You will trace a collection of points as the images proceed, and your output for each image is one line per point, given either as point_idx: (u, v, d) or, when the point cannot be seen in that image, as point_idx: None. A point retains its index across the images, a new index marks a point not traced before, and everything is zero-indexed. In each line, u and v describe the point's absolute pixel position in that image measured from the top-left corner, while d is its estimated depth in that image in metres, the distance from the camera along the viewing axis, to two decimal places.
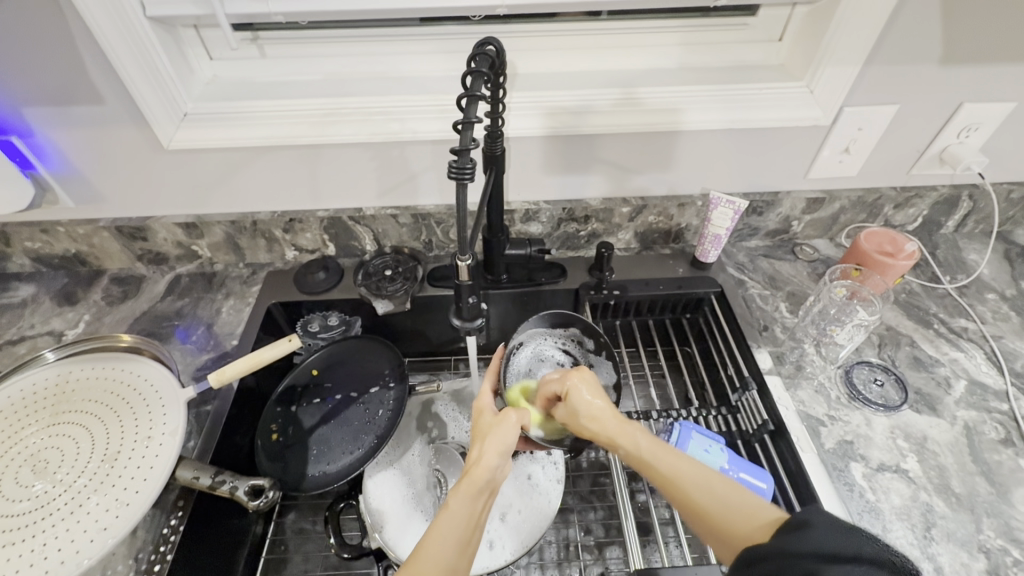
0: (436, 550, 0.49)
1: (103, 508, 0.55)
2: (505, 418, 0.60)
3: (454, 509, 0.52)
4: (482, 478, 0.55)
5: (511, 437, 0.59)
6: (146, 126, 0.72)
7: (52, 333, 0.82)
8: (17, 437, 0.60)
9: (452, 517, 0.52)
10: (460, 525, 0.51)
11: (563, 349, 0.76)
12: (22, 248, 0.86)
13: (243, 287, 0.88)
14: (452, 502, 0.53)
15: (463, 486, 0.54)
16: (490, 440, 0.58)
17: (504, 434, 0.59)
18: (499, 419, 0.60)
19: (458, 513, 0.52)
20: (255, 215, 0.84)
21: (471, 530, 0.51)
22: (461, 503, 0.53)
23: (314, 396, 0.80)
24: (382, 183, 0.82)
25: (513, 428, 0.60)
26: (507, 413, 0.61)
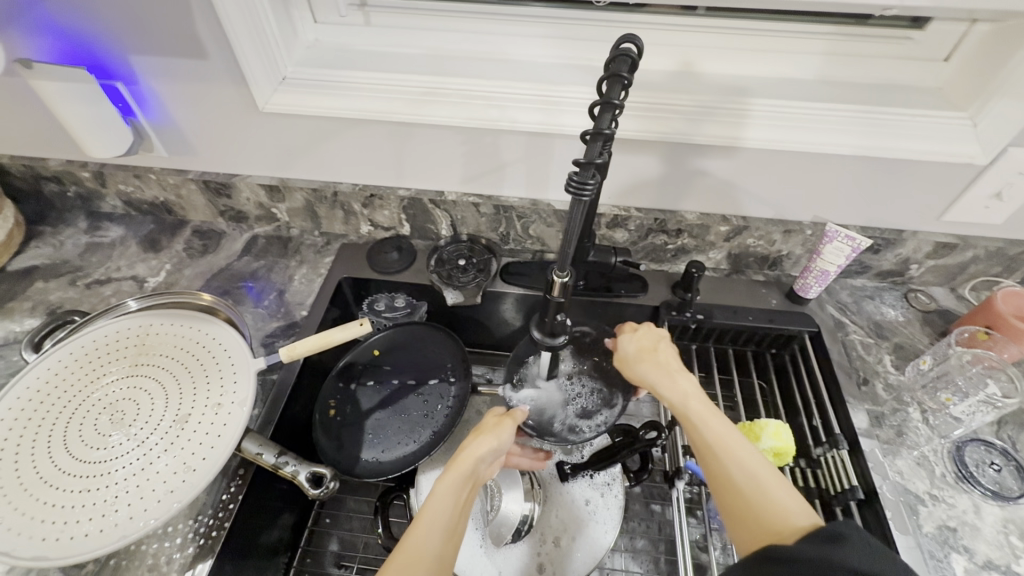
0: (423, 536, 0.49)
1: (171, 471, 0.56)
2: (504, 420, 0.61)
3: (439, 498, 0.53)
4: (470, 468, 0.55)
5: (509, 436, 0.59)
6: (244, 85, 0.71)
7: (136, 279, 0.84)
8: (101, 383, 0.62)
9: (441, 501, 0.52)
10: (448, 513, 0.52)
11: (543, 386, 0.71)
12: (116, 190, 0.88)
13: (316, 257, 0.88)
14: (438, 490, 0.53)
15: (452, 478, 0.54)
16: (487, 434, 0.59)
17: (500, 432, 0.59)
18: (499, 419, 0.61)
19: (444, 500, 0.53)
20: (337, 186, 0.83)
21: (455, 516, 0.52)
22: (447, 495, 0.53)
23: (372, 377, 0.80)
24: (469, 169, 0.78)
25: (506, 426, 0.60)
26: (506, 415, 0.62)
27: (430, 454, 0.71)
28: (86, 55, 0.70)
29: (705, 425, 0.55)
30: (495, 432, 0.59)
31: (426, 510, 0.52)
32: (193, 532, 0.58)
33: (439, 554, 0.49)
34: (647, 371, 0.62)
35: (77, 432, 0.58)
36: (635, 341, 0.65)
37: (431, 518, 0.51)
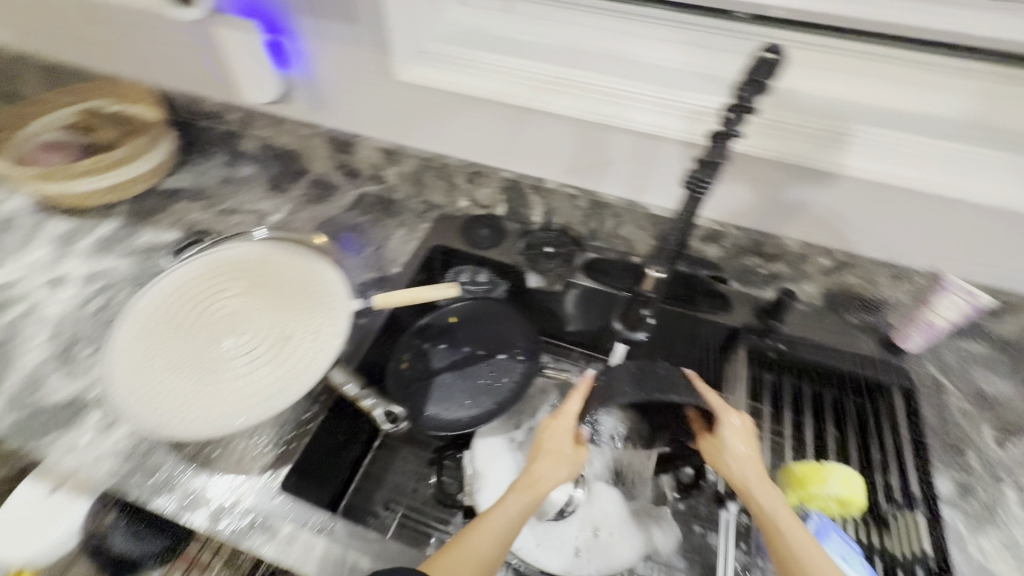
0: (485, 543, 0.53)
1: (270, 382, 0.63)
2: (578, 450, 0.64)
3: (508, 509, 0.57)
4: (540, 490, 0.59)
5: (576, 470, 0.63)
6: (385, 52, 0.77)
7: (258, 213, 0.94)
8: (223, 296, 0.71)
9: (506, 513, 0.56)
10: (510, 525, 0.56)
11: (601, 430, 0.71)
12: (255, 133, 0.99)
13: (415, 221, 0.94)
14: (509, 501, 0.58)
15: (526, 494, 0.58)
16: (558, 460, 0.62)
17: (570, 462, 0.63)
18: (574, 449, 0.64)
19: (511, 513, 0.57)
20: (446, 158, 0.88)
21: (515, 530, 0.56)
22: (516, 508, 0.57)
23: (445, 340, 0.84)
24: (574, 161, 0.81)
25: (581, 458, 0.64)
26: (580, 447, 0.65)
27: (493, 420, 0.75)
28: (261, 11, 0.79)
29: (792, 534, 0.53)
30: (569, 462, 0.63)
31: (493, 515, 0.56)
32: (276, 438, 0.65)
33: (494, 562, 0.53)
34: (745, 470, 0.59)
35: (202, 334, 0.67)
36: (739, 435, 0.62)
37: (497, 527, 0.55)
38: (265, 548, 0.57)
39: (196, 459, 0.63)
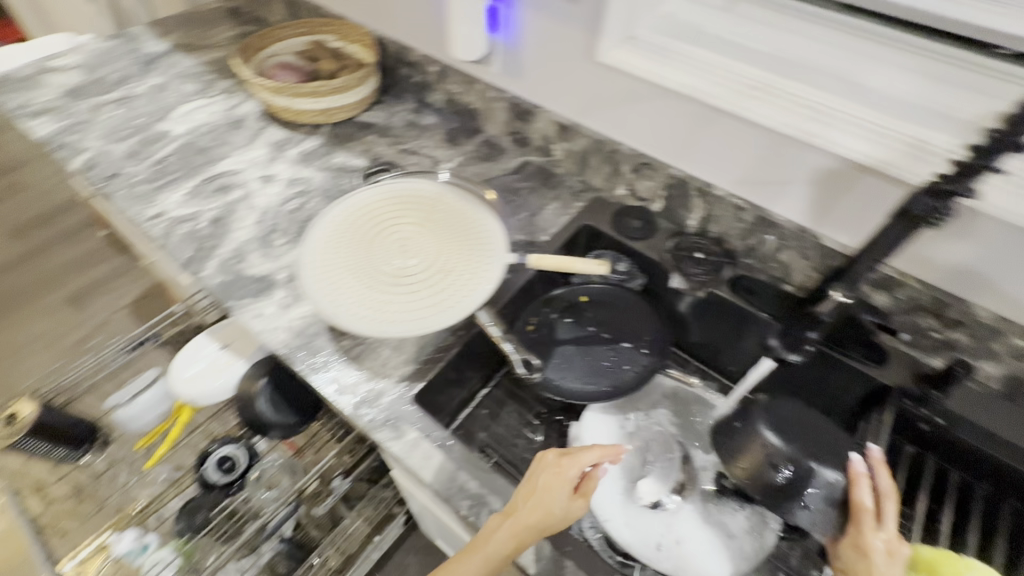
0: None
1: (427, 305, 0.70)
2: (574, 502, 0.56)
3: (482, 556, 0.54)
4: (517, 541, 0.54)
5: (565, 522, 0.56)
6: (594, 32, 0.81)
7: (433, 158, 1.03)
8: (399, 221, 0.78)
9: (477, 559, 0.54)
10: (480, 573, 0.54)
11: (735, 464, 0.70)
12: (446, 88, 1.08)
13: (570, 198, 0.97)
14: (488, 546, 0.55)
15: (502, 544, 0.54)
16: (542, 510, 0.55)
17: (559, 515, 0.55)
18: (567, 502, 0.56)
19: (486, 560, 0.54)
20: (618, 144, 0.90)
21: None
22: (493, 557, 0.54)
23: (572, 315, 0.86)
24: (752, 173, 0.79)
25: (574, 513, 0.56)
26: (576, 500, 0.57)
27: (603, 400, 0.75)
28: None
29: None
30: (558, 516, 0.55)
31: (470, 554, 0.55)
32: (415, 355, 0.72)
33: None
34: None
35: (377, 251, 0.75)
36: (878, 553, 0.52)
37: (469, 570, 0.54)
38: (393, 444, 0.64)
39: (349, 352, 0.72)
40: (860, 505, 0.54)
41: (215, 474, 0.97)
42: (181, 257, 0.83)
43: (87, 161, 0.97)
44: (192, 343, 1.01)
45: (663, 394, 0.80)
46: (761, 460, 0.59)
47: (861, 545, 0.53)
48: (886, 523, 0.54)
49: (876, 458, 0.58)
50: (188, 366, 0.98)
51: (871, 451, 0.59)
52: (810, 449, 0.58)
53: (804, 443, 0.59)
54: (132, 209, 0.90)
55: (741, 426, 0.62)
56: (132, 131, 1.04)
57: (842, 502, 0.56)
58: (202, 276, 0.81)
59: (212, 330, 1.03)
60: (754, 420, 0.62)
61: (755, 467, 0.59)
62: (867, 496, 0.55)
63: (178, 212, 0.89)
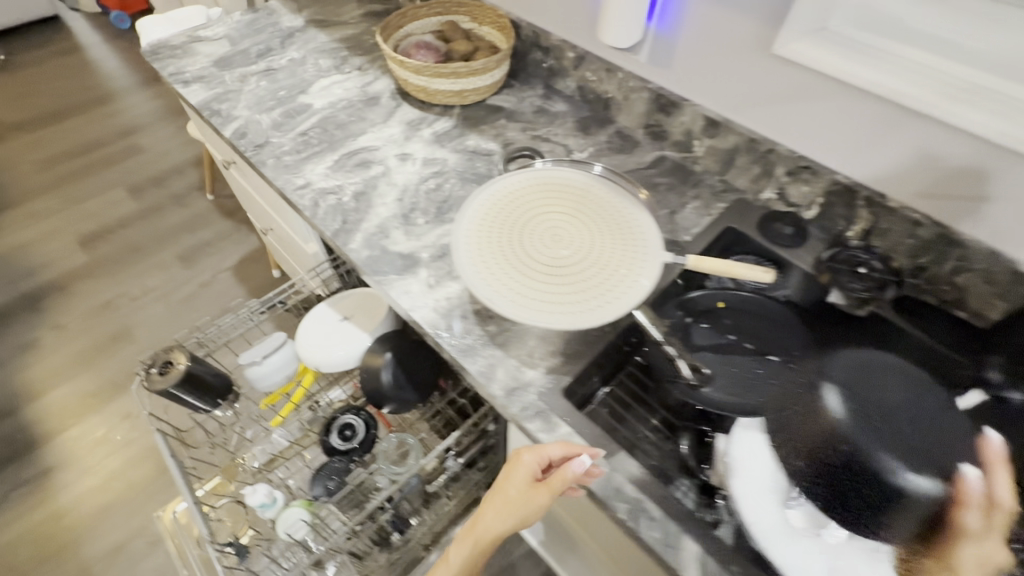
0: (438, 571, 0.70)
1: (583, 299, 0.69)
2: (534, 495, 0.62)
3: (457, 550, 0.69)
4: (479, 536, 0.66)
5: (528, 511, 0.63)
6: (772, 23, 0.75)
7: (566, 147, 1.01)
8: (549, 209, 0.78)
9: (458, 551, 0.69)
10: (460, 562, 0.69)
11: None
12: (581, 75, 1.05)
13: (711, 197, 0.93)
14: (455, 548, 0.69)
15: (466, 543, 0.68)
16: (502, 504, 0.65)
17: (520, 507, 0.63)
18: (526, 496, 0.63)
19: (459, 555, 0.68)
20: (775, 144, 0.85)
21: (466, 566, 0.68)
22: (461, 553, 0.68)
23: (708, 321, 0.82)
24: (939, 184, 0.72)
25: (535, 502, 0.62)
26: (536, 493, 0.62)
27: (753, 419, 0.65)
28: None
29: None
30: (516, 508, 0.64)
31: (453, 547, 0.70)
32: (562, 348, 0.71)
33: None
34: None
35: (529, 238, 0.75)
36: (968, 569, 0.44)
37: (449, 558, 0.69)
38: (545, 437, 0.64)
39: (495, 338, 0.72)
40: (962, 523, 0.45)
41: (339, 443, 0.94)
42: (328, 228, 0.85)
43: (237, 130, 1.01)
44: (314, 313, 1.05)
45: None
46: (813, 435, 0.52)
47: (941, 555, 0.45)
48: (988, 537, 0.45)
49: (994, 456, 0.48)
50: (312, 333, 1.01)
51: (986, 446, 0.48)
52: (885, 440, 0.48)
53: (867, 415, 0.50)
54: (281, 178, 0.93)
55: (806, 394, 0.55)
56: (276, 102, 1.07)
57: (934, 515, 0.46)
58: (348, 249, 0.83)
59: (330, 301, 1.07)
60: (822, 378, 0.54)
61: (801, 453, 0.53)
62: (974, 521, 0.45)
63: (322, 184, 0.92)
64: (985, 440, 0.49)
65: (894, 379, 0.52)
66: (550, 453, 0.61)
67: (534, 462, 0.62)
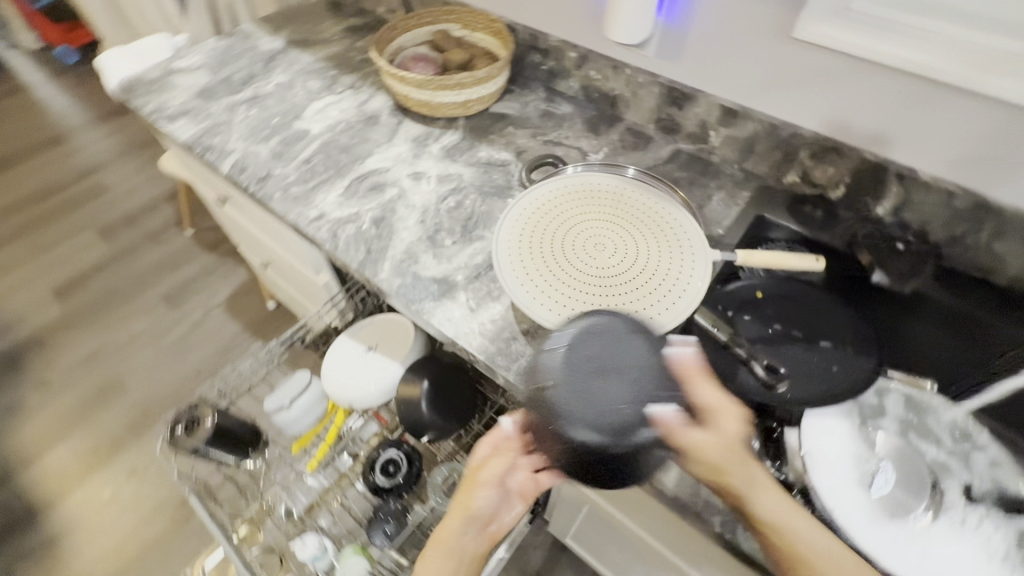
0: None
1: (640, 306, 0.67)
2: (489, 468, 0.64)
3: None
4: (442, 548, 0.64)
5: (488, 491, 0.64)
6: (791, 7, 0.75)
7: (580, 150, 0.99)
8: (586, 217, 0.76)
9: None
10: None
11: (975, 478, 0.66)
12: (584, 74, 1.03)
13: (734, 188, 0.93)
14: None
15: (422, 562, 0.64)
16: (466, 497, 0.65)
17: (479, 492, 0.64)
18: (484, 477, 0.64)
19: None
20: (797, 128, 0.84)
21: None
22: None
23: (750, 312, 0.79)
24: (971, 154, 0.72)
25: (491, 477, 0.63)
26: (489, 468, 0.64)
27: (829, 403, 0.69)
28: None
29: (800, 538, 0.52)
30: (483, 493, 0.64)
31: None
32: None
33: None
34: (742, 478, 0.53)
35: (571, 249, 0.73)
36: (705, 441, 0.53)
37: None
38: None
39: None
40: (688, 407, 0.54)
41: (386, 480, 0.92)
42: (353, 260, 0.81)
43: (235, 164, 0.96)
44: (335, 347, 0.99)
45: (889, 400, 0.72)
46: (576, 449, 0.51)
47: (710, 466, 0.53)
48: (705, 401, 0.55)
49: (693, 363, 0.57)
50: (340, 369, 0.97)
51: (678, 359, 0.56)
52: (609, 424, 0.51)
53: (575, 386, 0.53)
54: (292, 212, 0.88)
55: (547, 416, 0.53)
56: (271, 131, 1.02)
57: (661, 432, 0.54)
58: (378, 280, 0.79)
59: (350, 332, 1.02)
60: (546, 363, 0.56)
61: (562, 453, 0.52)
62: (694, 439, 0.53)
63: (337, 214, 0.87)
64: (683, 356, 0.57)
65: (633, 344, 0.55)
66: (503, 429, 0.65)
67: (486, 442, 0.65)
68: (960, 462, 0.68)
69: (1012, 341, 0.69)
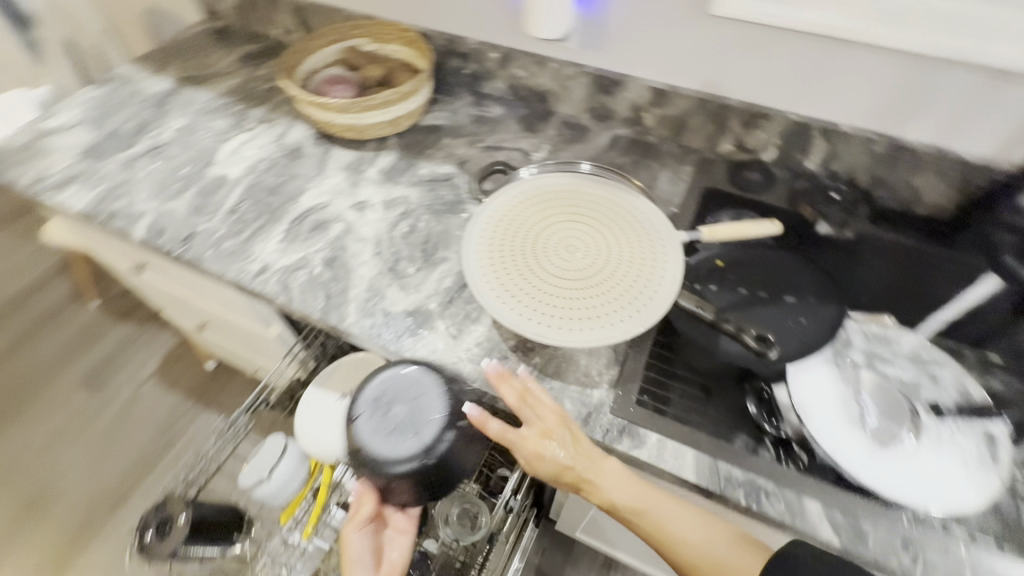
0: None
1: (623, 299, 0.68)
2: (350, 529, 0.73)
3: None
4: None
5: (359, 548, 0.72)
6: None
7: (522, 150, 0.97)
8: (550, 220, 0.75)
9: None
10: None
11: (950, 397, 0.71)
12: (509, 74, 1.01)
13: (677, 164, 0.94)
14: None
15: None
16: (349, 561, 0.71)
17: (352, 545, 0.72)
18: (348, 548, 0.73)
19: None
20: (726, 99, 0.87)
21: None
22: None
23: (717, 281, 0.82)
24: (882, 102, 0.79)
25: (349, 544, 0.72)
26: (349, 529, 0.73)
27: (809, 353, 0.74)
28: None
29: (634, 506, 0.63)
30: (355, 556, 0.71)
31: None
32: (613, 356, 0.72)
33: None
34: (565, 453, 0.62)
35: (542, 254, 0.72)
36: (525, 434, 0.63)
37: None
38: (641, 453, 0.65)
39: (547, 368, 0.70)
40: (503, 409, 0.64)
41: None
42: (314, 309, 0.75)
43: (151, 227, 0.85)
44: (307, 399, 0.92)
45: (856, 338, 0.77)
46: (394, 470, 0.65)
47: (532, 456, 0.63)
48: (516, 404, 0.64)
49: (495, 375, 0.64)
50: (316, 424, 0.90)
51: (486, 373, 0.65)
52: (407, 441, 0.66)
53: (374, 426, 0.67)
54: (231, 269, 0.80)
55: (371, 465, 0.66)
56: (184, 183, 0.92)
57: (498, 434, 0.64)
58: (345, 326, 0.73)
59: (319, 380, 0.95)
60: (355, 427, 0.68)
61: (412, 484, 0.66)
62: (497, 426, 0.63)
63: (283, 262, 0.80)
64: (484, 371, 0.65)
65: (409, 373, 0.68)
66: (351, 535, 0.73)
67: None
68: (935, 383, 0.72)
69: (939, 266, 0.81)
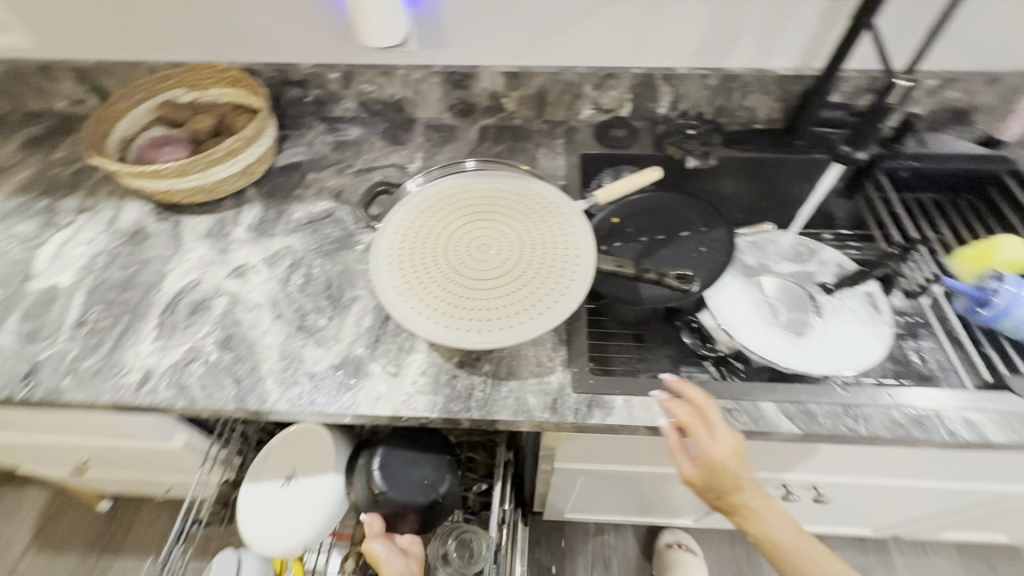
0: None
1: (550, 281, 0.68)
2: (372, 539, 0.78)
3: None
4: None
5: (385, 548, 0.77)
6: None
7: (396, 166, 0.92)
8: (453, 226, 0.73)
9: None
10: None
11: (829, 274, 0.83)
12: (356, 91, 0.95)
13: (549, 139, 0.96)
14: None
15: None
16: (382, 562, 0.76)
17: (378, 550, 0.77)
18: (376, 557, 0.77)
19: None
20: (574, 67, 0.91)
21: None
22: None
23: (620, 238, 0.86)
24: (704, 41, 0.87)
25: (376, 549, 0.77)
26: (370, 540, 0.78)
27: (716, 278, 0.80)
28: None
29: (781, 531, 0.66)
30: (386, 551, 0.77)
31: None
32: (557, 339, 0.71)
33: None
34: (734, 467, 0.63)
35: (458, 262, 0.69)
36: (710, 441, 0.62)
37: None
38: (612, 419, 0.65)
39: (500, 371, 0.68)
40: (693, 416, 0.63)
41: None
42: (226, 399, 0.66)
43: None
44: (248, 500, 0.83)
45: (747, 249, 0.87)
46: (408, 497, 0.81)
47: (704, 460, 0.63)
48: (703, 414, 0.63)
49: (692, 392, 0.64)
50: (263, 523, 0.81)
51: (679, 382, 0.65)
52: (421, 476, 0.83)
53: (389, 469, 0.82)
54: (104, 389, 0.67)
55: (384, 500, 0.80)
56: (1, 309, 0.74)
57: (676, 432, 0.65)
58: (269, 406, 0.65)
59: (253, 473, 0.85)
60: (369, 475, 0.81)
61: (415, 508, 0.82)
62: (684, 413, 0.63)
63: (169, 360, 0.69)
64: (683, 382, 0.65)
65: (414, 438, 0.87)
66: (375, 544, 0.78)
67: None
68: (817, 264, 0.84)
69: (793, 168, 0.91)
